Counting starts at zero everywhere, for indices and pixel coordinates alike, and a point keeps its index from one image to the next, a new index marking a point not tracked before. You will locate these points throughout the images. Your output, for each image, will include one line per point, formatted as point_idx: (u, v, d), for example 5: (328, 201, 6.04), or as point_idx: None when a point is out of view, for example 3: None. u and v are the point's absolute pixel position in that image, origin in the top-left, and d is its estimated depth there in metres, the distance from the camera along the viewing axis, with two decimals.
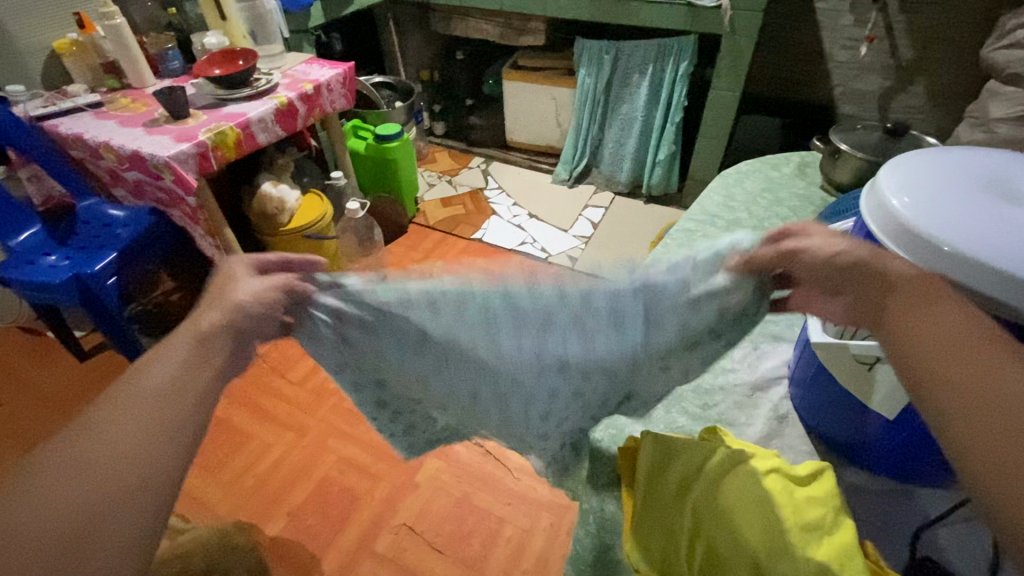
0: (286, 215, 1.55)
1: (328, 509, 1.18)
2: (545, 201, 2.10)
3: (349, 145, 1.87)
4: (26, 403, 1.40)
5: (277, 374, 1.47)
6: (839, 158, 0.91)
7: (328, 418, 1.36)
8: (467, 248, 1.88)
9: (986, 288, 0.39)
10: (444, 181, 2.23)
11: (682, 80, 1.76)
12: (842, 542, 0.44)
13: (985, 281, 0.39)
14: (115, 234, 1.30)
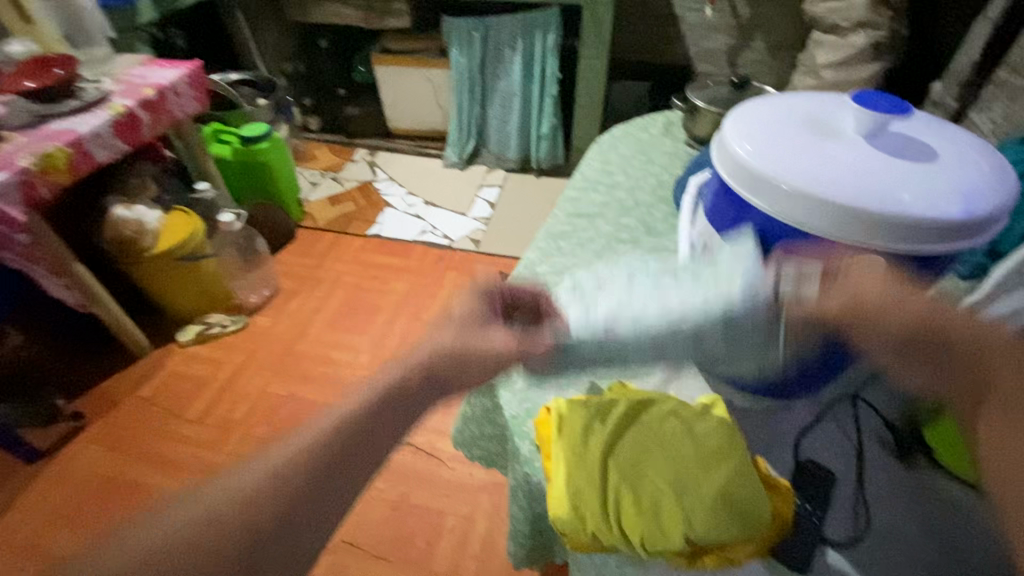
0: (150, 238, 1.38)
1: None
2: (438, 187, 2.07)
3: (212, 152, 1.70)
4: None
5: (171, 417, 1.34)
6: (697, 113, 0.98)
7: (239, 450, 1.27)
8: (364, 245, 1.81)
9: (835, 218, 0.41)
10: (329, 178, 2.11)
11: (552, 53, 1.80)
12: (739, 462, 0.48)
13: (831, 212, 0.41)
14: None
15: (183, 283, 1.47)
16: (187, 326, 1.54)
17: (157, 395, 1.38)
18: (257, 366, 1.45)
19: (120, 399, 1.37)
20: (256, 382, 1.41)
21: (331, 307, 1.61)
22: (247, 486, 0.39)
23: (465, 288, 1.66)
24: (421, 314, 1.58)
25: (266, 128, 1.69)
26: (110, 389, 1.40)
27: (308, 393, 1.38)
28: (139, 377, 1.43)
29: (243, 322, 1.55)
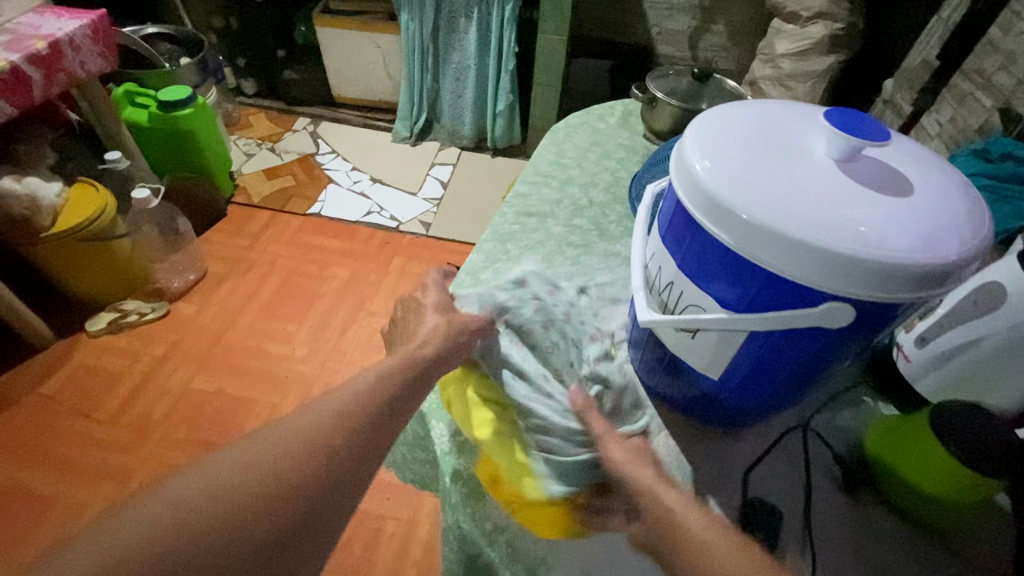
0: (47, 216, 1.21)
1: None
2: (387, 163, 1.94)
3: (125, 116, 1.51)
4: None
5: (79, 416, 1.21)
6: (657, 105, 0.93)
7: (159, 452, 1.16)
8: (304, 226, 1.68)
9: (802, 260, 0.36)
10: (266, 149, 1.94)
11: (509, 25, 1.67)
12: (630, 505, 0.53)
13: (799, 253, 0.36)
14: None
15: (92, 266, 1.31)
16: (98, 313, 1.39)
17: (62, 392, 1.24)
18: (179, 359, 1.32)
19: (17, 397, 1.23)
20: (178, 377, 1.29)
21: (265, 294, 1.49)
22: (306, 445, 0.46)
23: (412, 275, 1.58)
24: (364, 303, 1.49)
25: (189, 92, 1.51)
26: (7, 384, 1.24)
27: (237, 390, 1.28)
28: (42, 370, 1.28)
29: (165, 310, 1.41)
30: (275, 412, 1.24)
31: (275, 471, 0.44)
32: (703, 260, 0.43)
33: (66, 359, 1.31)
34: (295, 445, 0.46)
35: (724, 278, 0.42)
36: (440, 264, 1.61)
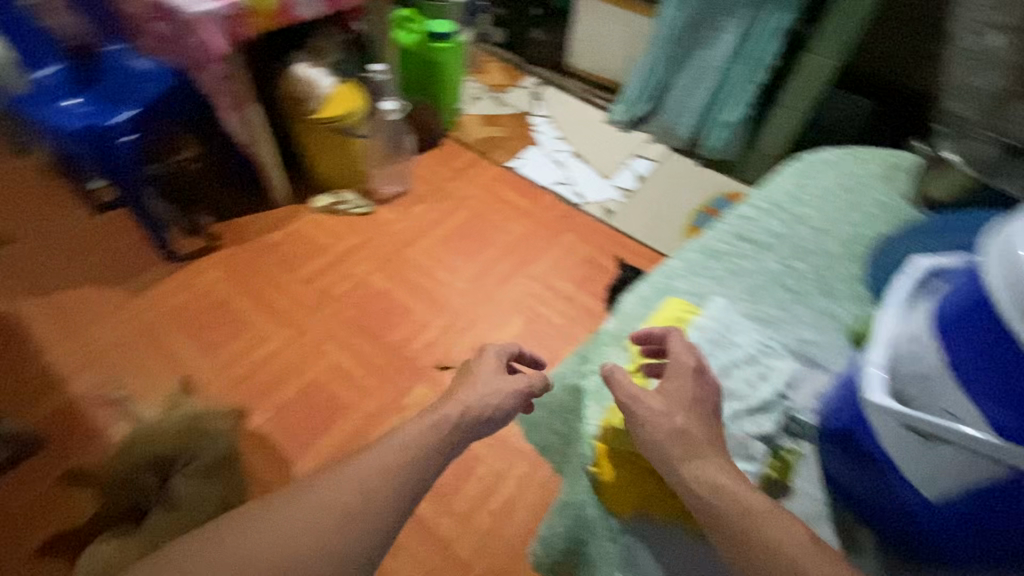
0: (316, 103, 1.44)
1: (311, 411, 1.21)
2: (593, 141, 1.95)
3: (395, 36, 1.68)
4: (39, 247, 1.42)
5: (283, 269, 1.46)
6: (941, 168, 0.81)
7: (328, 322, 1.36)
8: (500, 176, 1.78)
9: None
10: (491, 96, 2.07)
11: (776, 36, 1.57)
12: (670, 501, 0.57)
13: None
14: (136, 89, 1.27)
15: (331, 154, 1.54)
16: (321, 194, 1.64)
17: (279, 245, 1.51)
18: (366, 254, 1.52)
19: (249, 236, 1.52)
20: (361, 267, 1.48)
21: (448, 224, 1.62)
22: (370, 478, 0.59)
23: (579, 255, 1.59)
24: (527, 265, 1.55)
25: (451, 28, 1.65)
26: (247, 224, 1.55)
27: (400, 297, 1.43)
28: (270, 223, 1.56)
29: (369, 210, 1.62)
30: (424, 327, 1.37)
31: (351, 501, 0.57)
32: (985, 369, 0.44)
33: (287, 220, 1.57)
34: (366, 482, 0.59)
35: (1005, 391, 0.43)
36: (608, 254, 1.60)
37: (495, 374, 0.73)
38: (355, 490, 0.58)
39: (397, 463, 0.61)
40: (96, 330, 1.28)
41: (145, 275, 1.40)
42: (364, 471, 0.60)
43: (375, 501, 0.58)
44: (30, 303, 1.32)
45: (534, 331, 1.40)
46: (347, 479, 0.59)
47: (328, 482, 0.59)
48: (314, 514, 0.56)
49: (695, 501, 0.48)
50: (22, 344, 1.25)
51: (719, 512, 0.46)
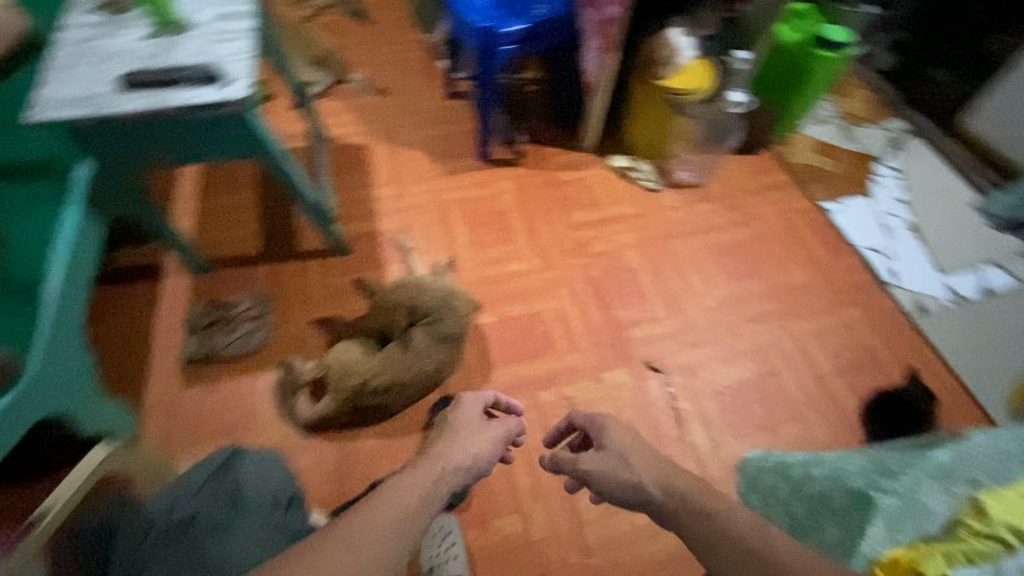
0: (670, 70, 1.43)
1: (526, 337, 1.30)
2: (943, 221, 1.59)
3: (777, 28, 1.52)
4: (403, 106, 1.75)
5: (560, 206, 1.56)
6: None
7: (574, 270, 1.43)
8: (806, 214, 1.59)
9: None
10: (839, 124, 1.81)
11: None
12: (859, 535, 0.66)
13: None
14: (535, 8, 1.42)
15: (653, 122, 1.55)
16: (621, 154, 1.67)
17: (566, 184, 1.60)
18: (635, 228, 1.53)
19: (546, 166, 1.65)
20: (626, 238, 1.50)
21: (726, 237, 1.53)
22: (388, 514, 0.67)
23: (856, 339, 1.37)
24: (789, 319, 1.39)
25: (848, 39, 1.45)
26: (550, 154, 1.67)
27: (646, 282, 1.42)
28: (568, 162, 1.66)
29: (656, 188, 1.61)
30: (656, 321, 1.35)
31: (396, 520, 0.66)
32: None
33: (581, 165, 1.66)
34: (395, 514, 0.67)
35: None
36: (893, 357, 1.35)
37: (483, 425, 0.86)
38: (391, 515, 0.66)
39: (419, 494, 0.71)
40: (412, 187, 1.56)
41: (459, 161, 1.64)
42: (400, 496, 0.69)
43: (407, 521, 0.67)
44: (380, 146, 1.65)
45: (762, 386, 1.28)
46: (383, 506, 0.67)
47: (368, 511, 0.66)
48: (374, 534, 0.64)
49: (710, 517, 0.66)
50: (364, 173, 1.58)
51: (684, 495, 0.69)
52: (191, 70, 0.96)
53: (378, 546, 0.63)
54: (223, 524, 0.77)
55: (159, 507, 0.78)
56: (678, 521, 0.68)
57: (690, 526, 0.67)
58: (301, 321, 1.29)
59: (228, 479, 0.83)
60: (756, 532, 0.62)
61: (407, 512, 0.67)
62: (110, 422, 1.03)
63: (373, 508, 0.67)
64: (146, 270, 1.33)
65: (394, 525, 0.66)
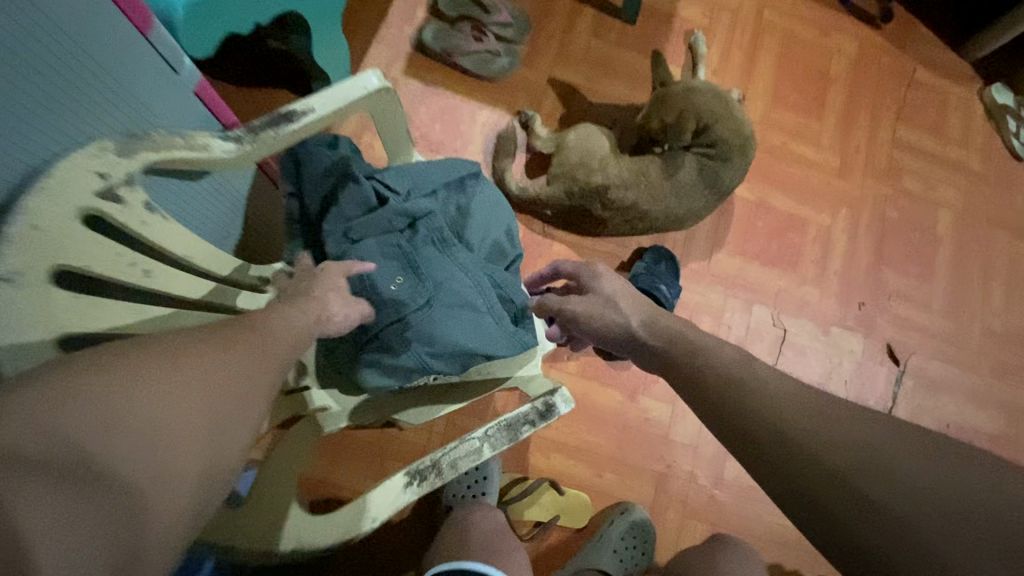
0: None
1: (774, 236, 1.04)
2: None
3: None
4: None
5: (894, 109, 1.15)
6: None
7: (866, 194, 1.09)
8: None
9: None
10: None
11: None
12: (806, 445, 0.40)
13: None
14: None
15: None
16: (1008, 89, 1.20)
17: (916, 88, 1.18)
18: (964, 189, 1.13)
19: (905, 50, 1.20)
20: (946, 193, 1.12)
21: None
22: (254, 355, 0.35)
23: None
24: None
25: None
26: (917, 39, 1.21)
27: (940, 259, 1.09)
28: (934, 62, 1.21)
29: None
30: (923, 309, 1.05)
31: (201, 403, 0.30)
32: None
33: (947, 75, 1.20)
34: (230, 369, 0.33)
35: None
36: None
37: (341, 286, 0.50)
38: (234, 365, 0.33)
39: (216, 354, 0.33)
40: None
41: None
42: (179, 363, 0.31)
43: (232, 390, 0.32)
44: None
45: (994, 448, 1.01)
46: (207, 364, 0.32)
47: (157, 362, 0.30)
48: (164, 403, 0.29)
49: (701, 378, 0.49)
50: None
51: (674, 340, 0.53)
52: None
53: (186, 427, 0.29)
54: (451, 246, 0.62)
55: (396, 188, 0.63)
56: (669, 369, 0.53)
57: (675, 367, 0.52)
58: (547, 71, 1.04)
59: (463, 198, 0.67)
60: (739, 376, 0.47)
61: (237, 394, 0.32)
62: (333, 63, 0.85)
63: (165, 353, 0.31)
64: None
65: (206, 413, 0.30)
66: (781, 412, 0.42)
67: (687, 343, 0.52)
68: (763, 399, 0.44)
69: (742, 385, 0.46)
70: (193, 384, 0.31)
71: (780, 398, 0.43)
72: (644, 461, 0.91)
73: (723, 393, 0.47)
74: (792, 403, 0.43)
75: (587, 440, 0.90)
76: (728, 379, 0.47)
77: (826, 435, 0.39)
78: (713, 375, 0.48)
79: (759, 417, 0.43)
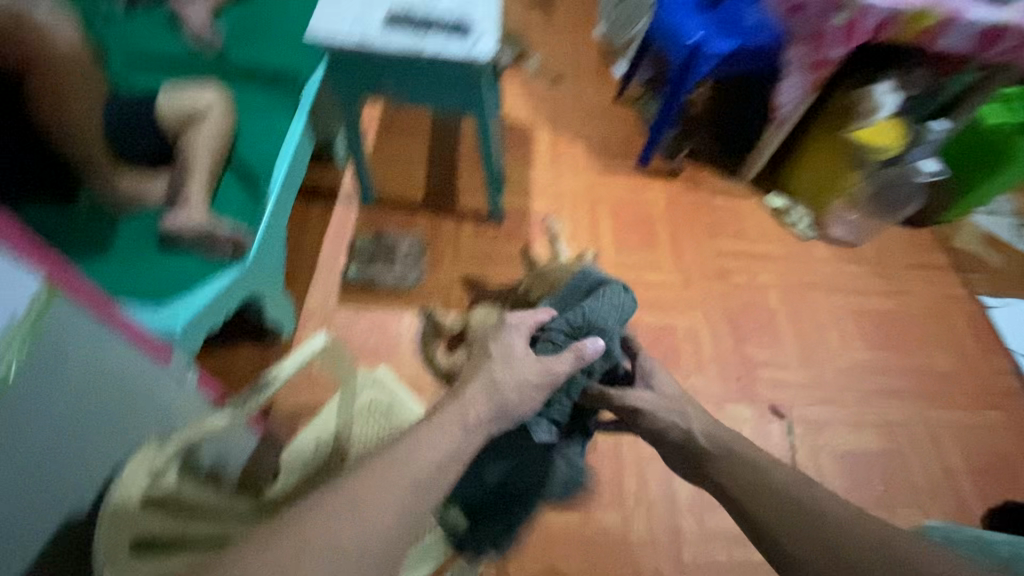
0: (865, 122, 1.39)
1: (655, 346, 1.31)
2: None
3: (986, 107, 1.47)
4: (571, 99, 1.80)
5: (707, 230, 1.55)
6: None
7: (710, 294, 1.43)
8: (961, 302, 1.52)
9: None
10: (1015, 221, 1.70)
11: None
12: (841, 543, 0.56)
13: None
14: (743, 30, 1.41)
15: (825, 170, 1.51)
16: (778, 194, 1.64)
17: (716, 211, 1.60)
18: (778, 270, 1.50)
19: (700, 187, 1.64)
20: (767, 277, 1.48)
21: (871, 302, 1.48)
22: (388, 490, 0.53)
23: (991, 443, 1.30)
24: (926, 402, 1.33)
25: None
26: (705, 177, 1.66)
27: (782, 325, 1.40)
28: (722, 189, 1.65)
29: (809, 237, 1.57)
30: (785, 367, 1.33)
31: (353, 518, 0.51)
32: None
33: (735, 196, 1.63)
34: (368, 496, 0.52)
35: None
36: None
37: (521, 352, 0.73)
38: (367, 499, 0.52)
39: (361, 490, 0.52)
40: (567, 175, 1.60)
41: (617, 162, 1.66)
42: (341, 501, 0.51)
43: (370, 522, 0.51)
44: (545, 129, 1.71)
45: (887, 461, 1.24)
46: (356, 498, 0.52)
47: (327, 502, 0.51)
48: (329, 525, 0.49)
49: (752, 477, 0.67)
50: (525, 152, 1.64)
51: (725, 445, 0.73)
52: (443, 22, 1.05)
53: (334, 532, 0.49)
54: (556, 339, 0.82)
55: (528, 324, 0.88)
56: (720, 469, 0.70)
57: (732, 475, 0.69)
58: (448, 273, 1.35)
59: (588, 316, 0.83)
60: (790, 484, 0.64)
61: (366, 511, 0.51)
62: (282, 315, 1.15)
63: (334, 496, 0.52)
64: (319, 189, 1.44)
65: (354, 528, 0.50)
66: (818, 515, 0.59)
67: (734, 452, 0.71)
68: (801, 503, 0.61)
69: (784, 494, 0.63)
70: (354, 507, 0.51)
71: (816, 506, 0.60)
72: (614, 567, 1.04)
73: (775, 502, 0.63)
74: (832, 509, 0.59)
75: (560, 564, 1.03)
76: (775, 489, 0.64)
77: (852, 536, 0.55)
78: (760, 483, 0.66)
79: (796, 518, 0.60)
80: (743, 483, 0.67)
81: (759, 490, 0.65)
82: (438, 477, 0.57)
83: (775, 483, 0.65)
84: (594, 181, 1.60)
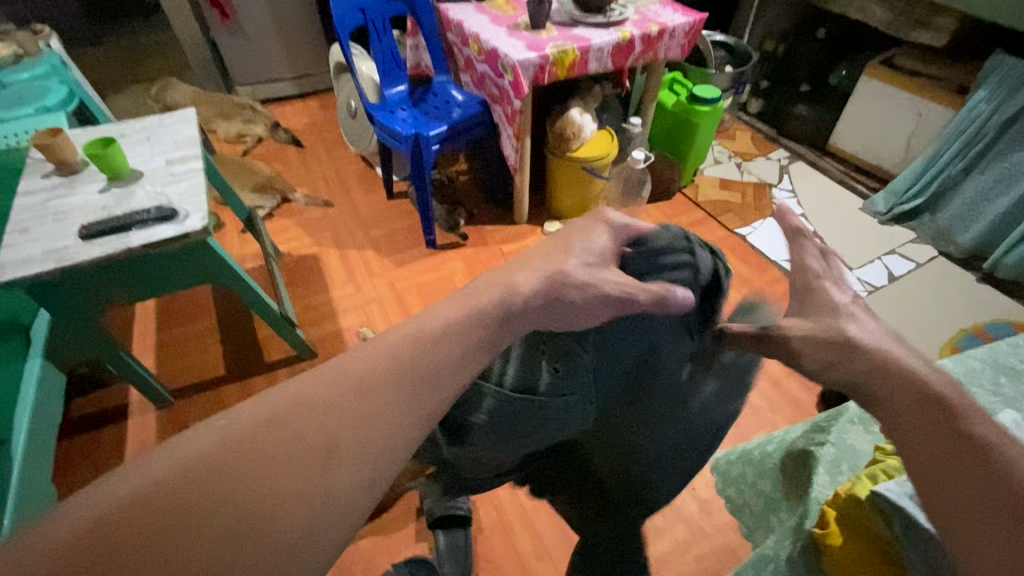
0: (578, 142, 1.63)
1: None
2: (843, 226, 1.83)
3: (659, 96, 1.83)
4: (347, 215, 1.87)
5: None
6: None
7: None
8: (726, 240, 1.78)
9: None
10: (734, 162, 2.08)
11: None
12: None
13: None
14: (451, 111, 1.61)
15: (574, 188, 1.72)
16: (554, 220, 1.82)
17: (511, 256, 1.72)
18: None
19: (490, 242, 1.77)
20: None
21: None
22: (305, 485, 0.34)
23: None
24: None
25: (717, 95, 1.72)
26: (489, 231, 1.81)
27: None
28: (508, 236, 1.79)
29: None
30: None
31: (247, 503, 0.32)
32: None
33: (522, 237, 1.79)
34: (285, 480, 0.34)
35: None
36: None
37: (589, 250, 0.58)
38: (276, 482, 0.33)
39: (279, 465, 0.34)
40: (366, 283, 1.64)
41: (408, 252, 1.74)
42: (242, 480, 0.33)
43: (287, 513, 0.33)
44: (331, 251, 1.75)
45: None
46: (257, 479, 0.33)
47: (223, 472, 0.33)
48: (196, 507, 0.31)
49: (906, 379, 0.45)
50: (318, 281, 1.65)
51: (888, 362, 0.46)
52: (146, 212, 1.03)
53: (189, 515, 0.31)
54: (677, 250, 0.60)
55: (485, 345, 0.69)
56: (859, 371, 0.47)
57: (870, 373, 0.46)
58: None
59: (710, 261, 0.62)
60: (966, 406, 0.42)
61: (277, 497, 0.33)
62: None
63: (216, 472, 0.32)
64: (111, 411, 1.32)
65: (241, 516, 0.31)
66: (984, 445, 0.40)
67: (900, 369, 0.46)
68: (973, 424, 0.41)
69: (950, 410, 0.42)
70: (254, 492, 0.33)
71: (996, 442, 0.40)
72: None
73: (931, 410, 0.42)
74: (1019, 455, 0.39)
75: None
76: (939, 401, 0.42)
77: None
78: (919, 396, 0.43)
79: (965, 442, 0.40)
80: (887, 381, 0.45)
81: (912, 404, 0.43)
82: (379, 473, 0.37)
83: (950, 402, 0.42)
84: (394, 277, 1.65)
